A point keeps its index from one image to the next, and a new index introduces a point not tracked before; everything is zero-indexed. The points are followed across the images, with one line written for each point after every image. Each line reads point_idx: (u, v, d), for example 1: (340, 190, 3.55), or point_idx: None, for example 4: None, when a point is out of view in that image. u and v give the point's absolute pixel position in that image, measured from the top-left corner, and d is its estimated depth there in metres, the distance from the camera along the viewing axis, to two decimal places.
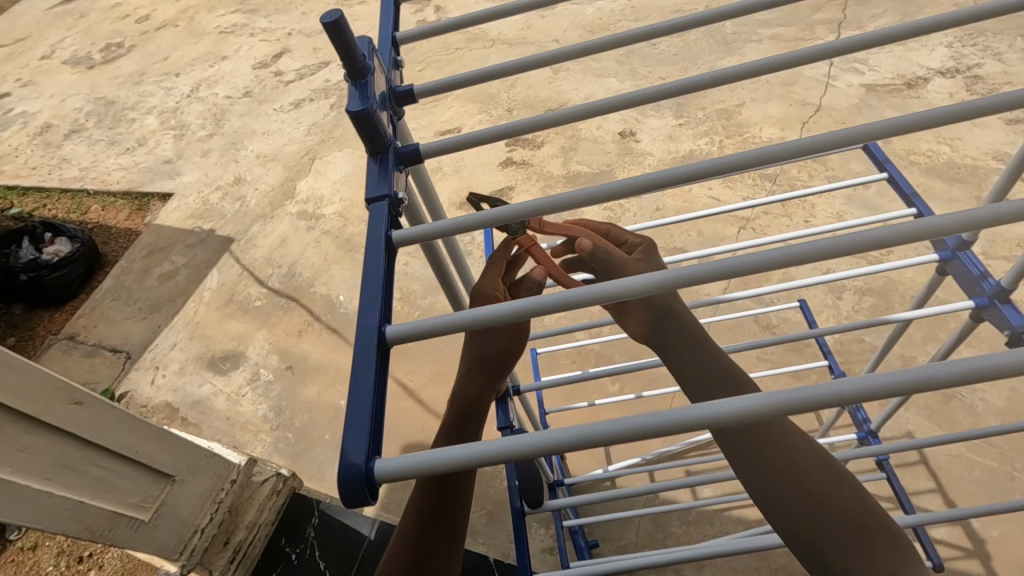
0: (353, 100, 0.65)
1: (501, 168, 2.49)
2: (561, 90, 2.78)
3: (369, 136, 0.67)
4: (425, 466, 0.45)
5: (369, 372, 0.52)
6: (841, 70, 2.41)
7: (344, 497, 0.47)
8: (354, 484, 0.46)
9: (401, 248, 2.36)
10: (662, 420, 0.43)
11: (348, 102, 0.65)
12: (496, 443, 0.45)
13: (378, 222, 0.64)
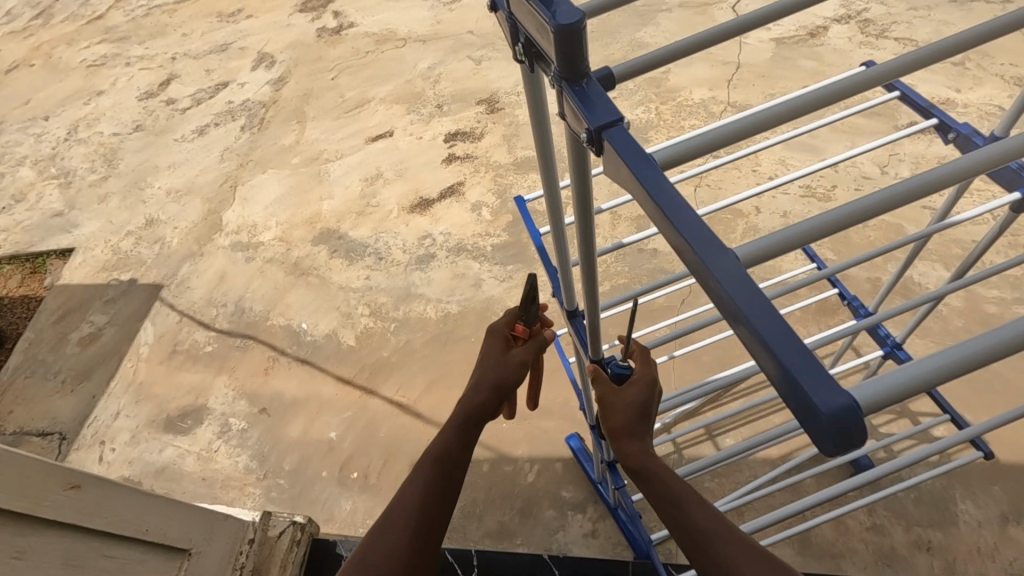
0: (554, 9, 0.47)
1: (446, 165, 2.44)
2: (489, 79, 2.74)
3: (565, 58, 0.49)
4: (888, 393, 0.39)
5: (755, 283, 0.41)
6: (750, 29, 2.56)
7: (829, 447, 0.38)
8: (840, 423, 0.37)
9: (360, 262, 2.23)
10: (902, 384, 0.39)
11: (541, 15, 0.47)
12: (925, 363, 0.40)
13: (630, 150, 0.49)
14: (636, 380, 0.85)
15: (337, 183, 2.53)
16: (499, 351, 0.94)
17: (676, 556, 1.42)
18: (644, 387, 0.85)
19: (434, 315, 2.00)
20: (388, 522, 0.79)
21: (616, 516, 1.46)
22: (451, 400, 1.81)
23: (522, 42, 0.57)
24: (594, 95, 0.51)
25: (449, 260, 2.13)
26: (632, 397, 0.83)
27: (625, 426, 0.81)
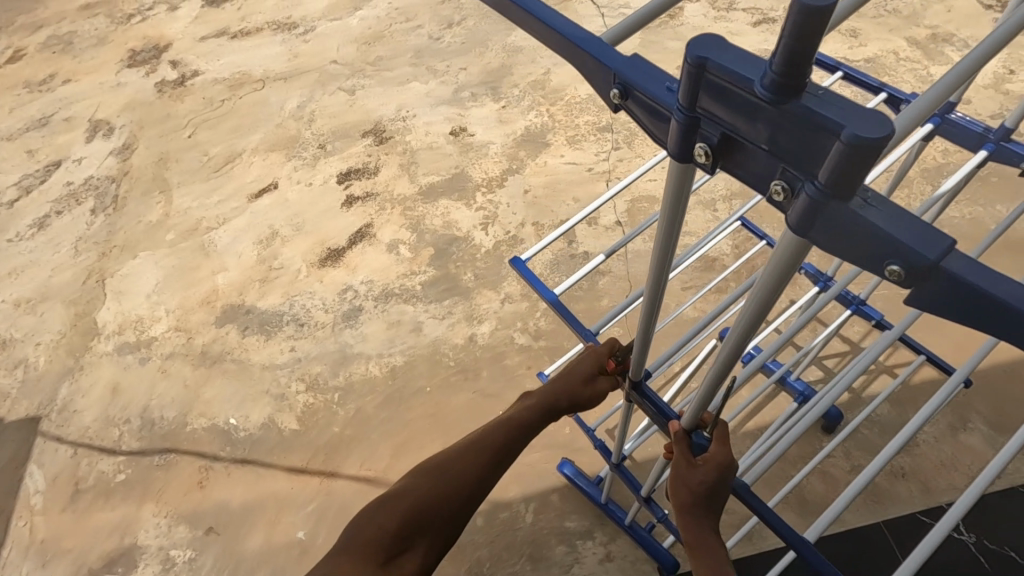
0: (846, 119, 0.39)
1: (347, 209, 2.27)
2: (368, 109, 2.59)
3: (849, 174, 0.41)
4: None
5: None
6: (613, 18, 2.62)
7: None
8: None
9: (279, 334, 2.01)
10: None
11: (835, 128, 0.40)
12: None
13: (962, 268, 0.44)
14: (708, 461, 0.86)
15: (228, 252, 2.27)
16: (582, 369, 1.04)
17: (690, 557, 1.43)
18: (715, 471, 0.86)
19: (379, 373, 1.85)
20: (445, 471, 0.95)
21: (633, 533, 1.42)
22: (423, 459, 1.69)
23: (708, 141, 0.50)
24: (885, 205, 0.43)
25: (379, 309, 1.98)
26: (699, 479, 0.86)
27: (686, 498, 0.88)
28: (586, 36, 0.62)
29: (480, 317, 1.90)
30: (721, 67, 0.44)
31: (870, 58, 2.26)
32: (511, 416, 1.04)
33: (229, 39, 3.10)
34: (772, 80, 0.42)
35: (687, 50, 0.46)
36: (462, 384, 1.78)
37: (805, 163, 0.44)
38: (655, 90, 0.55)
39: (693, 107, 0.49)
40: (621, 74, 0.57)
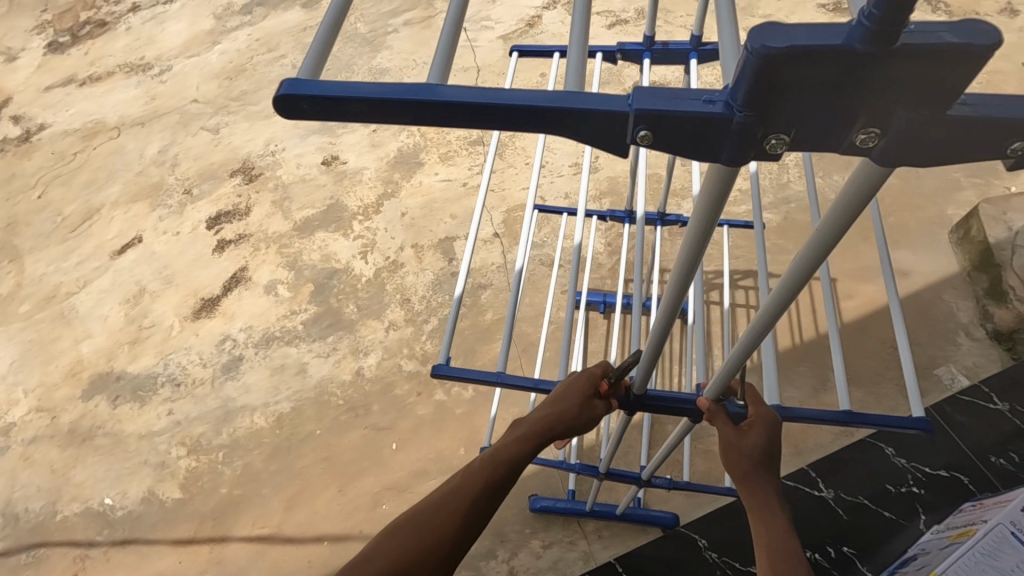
0: (965, 39, 0.31)
1: (219, 254, 2.16)
2: (233, 147, 2.48)
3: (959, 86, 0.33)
4: None
5: None
6: (476, 32, 2.64)
7: None
8: None
9: (154, 398, 1.88)
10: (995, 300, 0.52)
11: (964, 49, 0.31)
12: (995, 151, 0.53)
13: None
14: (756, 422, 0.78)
15: (91, 317, 2.10)
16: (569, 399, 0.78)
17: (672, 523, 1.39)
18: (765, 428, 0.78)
19: (266, 424, 1.76)
20: (413, 527, 0.70)
21: (631, 515, 1.39)
22: (319, 508, 1.62)
23: (775, 134, 0.38)
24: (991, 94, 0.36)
25: (261, 357, 1.89)
26: (753, 441, 0.76)
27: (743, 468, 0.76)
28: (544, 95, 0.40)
29: (367, 349, 1.85)
30: (794, 47, 0.33)
31: None
32: (496, 454, 0.75)
33: (77, 87, 2.88)
34: (870, 31, 0.31)
35: (750, 49, 0.33)
36: (353, 422, 1.73)
37: (906, 100, 0.34)
38: (693, 119, 0.38)
39: (751, 111, 0.36)
40: (646, 113, 0.39)
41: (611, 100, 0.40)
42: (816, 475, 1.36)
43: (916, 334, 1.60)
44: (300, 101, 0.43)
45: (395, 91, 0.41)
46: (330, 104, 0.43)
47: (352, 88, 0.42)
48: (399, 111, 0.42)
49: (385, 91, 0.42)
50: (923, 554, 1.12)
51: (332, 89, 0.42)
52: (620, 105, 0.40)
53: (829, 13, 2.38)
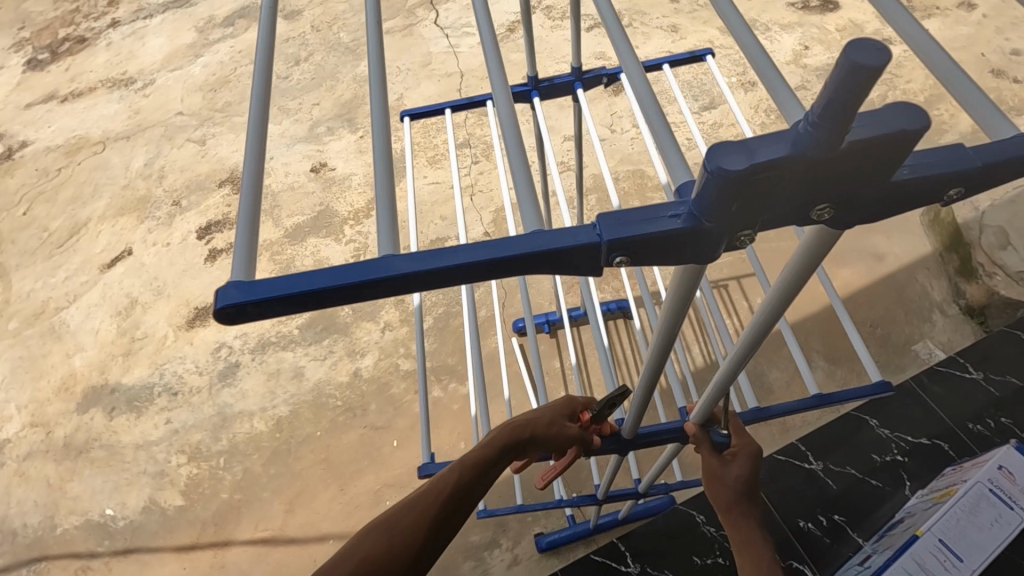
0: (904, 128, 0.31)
1: (210, 264, 2.17)
2: (220, 158, 2.49)
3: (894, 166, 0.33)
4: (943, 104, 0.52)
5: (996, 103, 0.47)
6: (458, 38, 2.69)
7: None
8: None
9: (150, 408, 1.88)
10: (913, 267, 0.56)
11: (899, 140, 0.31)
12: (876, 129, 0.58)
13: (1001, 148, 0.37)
14: (738, 452, 0.79)
15: (83, 330, 2.09)
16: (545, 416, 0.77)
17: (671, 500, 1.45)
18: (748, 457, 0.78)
19: (265, 428, 1.77)
20: (388, 527, 0.67)
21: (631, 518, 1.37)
22: (321, 507, 1.63)
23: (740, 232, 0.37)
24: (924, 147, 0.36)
25: (257, 362, 1.90)
26: (733, 473, 0.78)
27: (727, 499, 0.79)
28: (520, 242, 0.39)
29: (363, 350, 1.87)
30: (749, 168, 0.31)
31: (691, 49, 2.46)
32: (467, 461, 0.73)
33: (59, 103, 2.88)
34: (809, 142, 0.31)
35: (706, 171, 0.32)
36: (352, 422, 1.75)
37: (850, 183, 0.34)
38: (664, 237, 0.37)
39: (713, 223, 0.36)
40: (617, 242, 0.38)
41: (582, 230, 0.39)
42: (805, 448, 1.43)
43: (892, 313, 1.69)
44: (254, 304, 0.40)
45: (362, 275, 0.39)
46: (291, 301, 0.39)
47: (310, 277, 0.39)
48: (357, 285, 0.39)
49: (351, 276, 0.39)
50: (909, 516, 1.17)
51: (289, 285, 0.39)
52: (590, 233, 0.39)
53: (798, 12, 2.47)
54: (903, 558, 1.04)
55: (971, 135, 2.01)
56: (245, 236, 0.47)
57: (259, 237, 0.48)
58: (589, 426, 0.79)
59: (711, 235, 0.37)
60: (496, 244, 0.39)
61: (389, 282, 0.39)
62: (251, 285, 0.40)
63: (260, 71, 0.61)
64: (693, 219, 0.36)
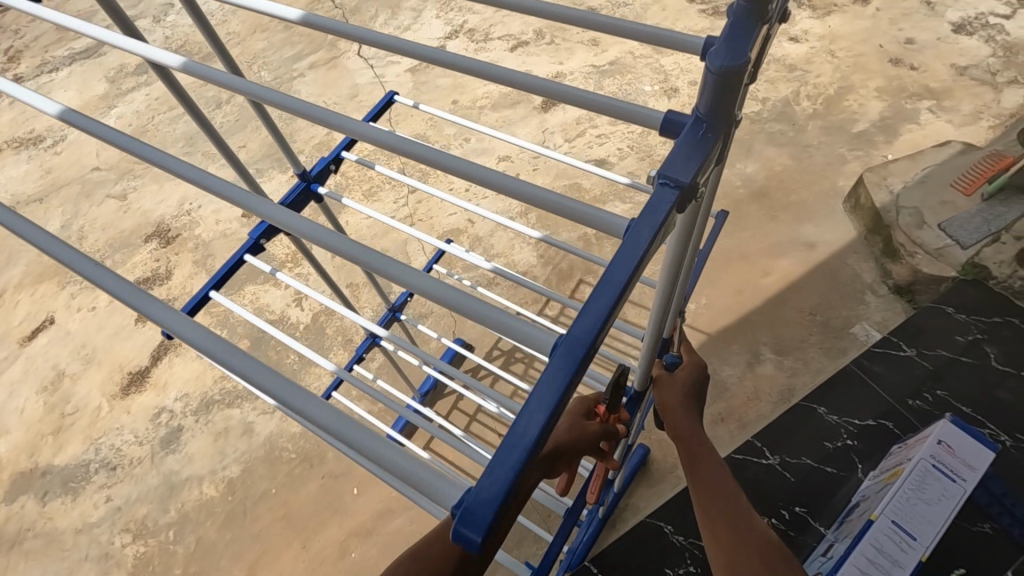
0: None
1: (142, 324, 2.05)
2: (143, 211, 2.36)
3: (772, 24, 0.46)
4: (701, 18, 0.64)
5: None
6: (383, 68, 2.67)
7: None
8: None
9: (88, 487, 1.75)
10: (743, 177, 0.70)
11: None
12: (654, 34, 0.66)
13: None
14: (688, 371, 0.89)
15: (6, 411, 1.94)
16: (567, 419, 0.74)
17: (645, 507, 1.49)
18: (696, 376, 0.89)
19: (216, 492, 1.68)
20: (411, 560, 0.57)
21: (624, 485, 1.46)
22: (284, 568, 1.55)
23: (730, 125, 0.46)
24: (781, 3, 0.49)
25: (202, 423, 1.80)
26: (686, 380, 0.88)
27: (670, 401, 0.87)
28: (629, 252, 0.42)
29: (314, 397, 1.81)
30: (745, 58, 0.41)
31: (613, 61, 2.51)
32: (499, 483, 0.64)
33: None
34: (750, 14, 0.42)
35: (718, 73, 0.40)
36: (309, 474, 1.68)
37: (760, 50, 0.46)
38: (702, 156, 0.44)
39: (724, 124, 0.45)
40: (686, 177, 0.43)
41: (661, 196, 0.43)
42: (761, 444, 1.47)
43: (829, 298, 1.77)
44: (506, 503, 0.36)
45: (563, 376, 0.38)
46: (524, 469, 0.36)
47: (522, 426, 0.37)
48: (558, 374, 0.38)
49: (554, 397, 0.38)
50: (864, 500, 1.21)
51: (515, 460, 0.36)
52: (667, 194, 0.44)
53: (709, 18, 2.57)
54: (861, 544, 1.06)
55: (879, 122, 2.13)
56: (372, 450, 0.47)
57: (364, 424, 0.48)
58: (609, 416, 0.78)
59: (724, 128, 0.45)
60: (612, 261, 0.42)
61: (580, 363, 0.39)
62: (477, 501, 0.36)
63: (155, 322, 0.59)
64: (709, 125, 0.45)
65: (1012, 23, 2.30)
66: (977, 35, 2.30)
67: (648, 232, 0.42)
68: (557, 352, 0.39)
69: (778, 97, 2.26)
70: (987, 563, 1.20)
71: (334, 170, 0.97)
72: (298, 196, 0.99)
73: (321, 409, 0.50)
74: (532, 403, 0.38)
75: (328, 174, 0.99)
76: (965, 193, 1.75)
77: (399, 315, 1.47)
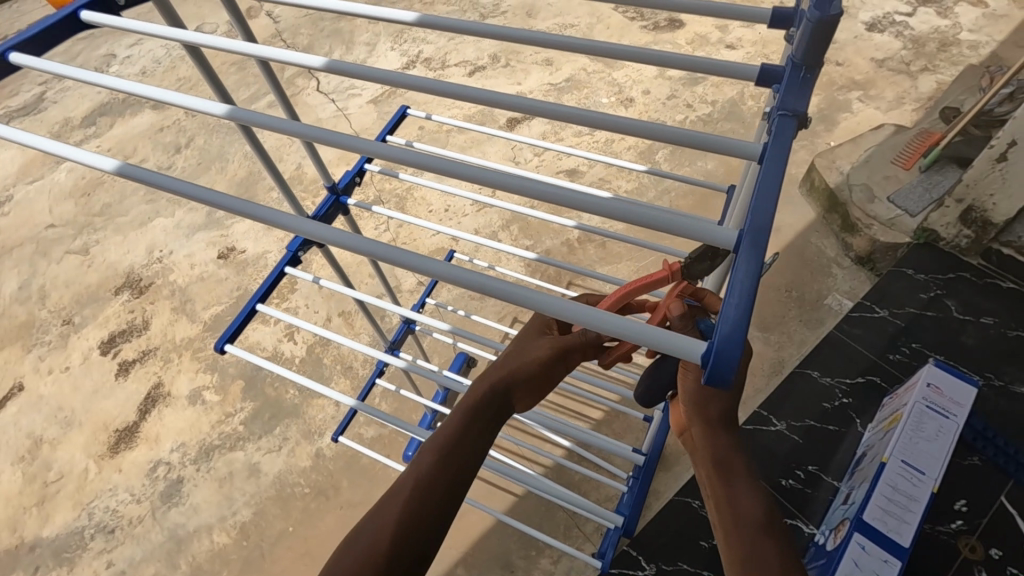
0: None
1: (124, 378, 1.96)
2: (109, 263, 2.27)
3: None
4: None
5: None
6: (345, 101, 2.70)
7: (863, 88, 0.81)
8: None
9: (85, 556, 1.65)
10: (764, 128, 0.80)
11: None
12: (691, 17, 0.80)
13: None
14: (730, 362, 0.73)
15: None
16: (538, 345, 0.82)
17: (665, 490, 1.55)
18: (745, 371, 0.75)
19: (229, 539, 1.62)
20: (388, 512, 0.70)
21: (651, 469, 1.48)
22: None
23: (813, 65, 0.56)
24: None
25: (204, 472, 1.74)
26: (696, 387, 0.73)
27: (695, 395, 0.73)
28: (775, 166, 0.52)
29: (320, 429, 1.78)
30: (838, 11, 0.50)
31: (568, 78, 2.64)
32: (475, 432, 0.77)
33: None
34: None
35: (819, 22, 0.50)
36: (325, 506, 1.64)
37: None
38: (802, 98, 0.55)
39: (813, 68, 0.55)
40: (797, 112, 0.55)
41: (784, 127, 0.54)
42: (767, 413, 1.55)
43: (800, 275, 1.91)
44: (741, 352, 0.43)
45: (757, 259, 0.46)
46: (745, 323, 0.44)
47: (739, 292, 0.45)
48: (753, 255, 0.47)
49: (753, 272, 0.46)
50: (871, 449, 1.30)
51: (740, 326, 0.43)
52: (786, 124, 0.55)
53: (652, 32, 2.75)
54: (880, 486, 1.15)
55: (817, 114, 2.33)
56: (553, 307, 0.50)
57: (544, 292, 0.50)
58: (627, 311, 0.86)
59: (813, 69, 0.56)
60: (765, 171, 0.51)
61: (768, 245, 0.47)
62: (725, 345, 0.43)
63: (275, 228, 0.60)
64: (805, 70, 0.55)
65: (915, 19, 2.59)
66: (888, 32, 2.56)
67: (779, 153, 0.52)
68: (747, 243, 0.47)
69: (725, 99, 2.44)
70: (983, 491, 1.33)
71: (359, 182, 1.02)
72: (326, 211, 1.01)
73: (464, 273, 0.53)
74: (738, 279, 0.46)
75: (355, 185, 1.02)
76: (904, 168, 1.94)
77: (413, 326, 1.46)
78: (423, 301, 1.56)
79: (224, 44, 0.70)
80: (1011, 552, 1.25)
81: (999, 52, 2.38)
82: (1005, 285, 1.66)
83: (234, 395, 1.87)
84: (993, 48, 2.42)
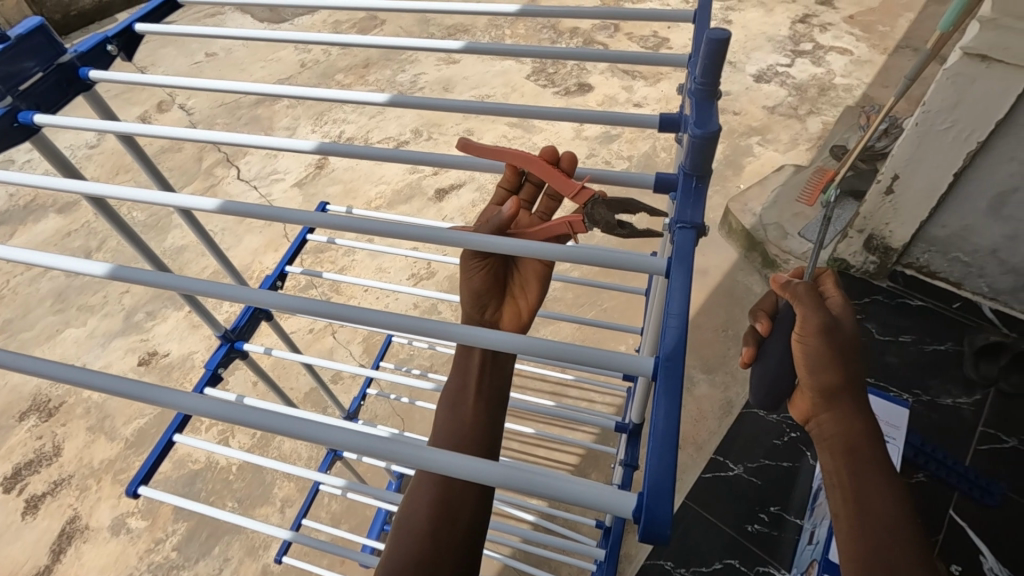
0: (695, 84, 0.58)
1: (32, 517, 1.74)
2: (9, 386, 2.05)
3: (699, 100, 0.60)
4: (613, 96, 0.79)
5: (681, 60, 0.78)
6: (267, 186, 2.66)
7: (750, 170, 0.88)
8: None
9: None
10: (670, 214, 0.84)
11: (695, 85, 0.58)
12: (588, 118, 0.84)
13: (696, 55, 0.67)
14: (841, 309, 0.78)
15: None
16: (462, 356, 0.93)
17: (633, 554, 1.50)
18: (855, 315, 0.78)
19: None
20: (406, 535, 0.72)
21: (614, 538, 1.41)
22: None
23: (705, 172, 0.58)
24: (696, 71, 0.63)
25: None
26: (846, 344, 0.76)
27: (819, 367, 0.76)
28: (681, 282, 0.52)
29: (264, 543, 1.63)
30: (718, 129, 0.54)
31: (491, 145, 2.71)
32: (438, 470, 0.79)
33: None
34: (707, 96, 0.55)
35: (703, 137, 0.53)
36: None
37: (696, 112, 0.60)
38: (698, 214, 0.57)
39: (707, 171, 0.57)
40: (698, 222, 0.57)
41: (685, 235, 0.56)
42: (722, 458, 1.56)
43: (733, 314, 1.98)
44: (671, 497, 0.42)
45: (672, 391, 0.47)
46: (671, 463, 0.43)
47: (659, 426, 0.45)
48: (667, 382, 0.48)
49: (672, 404, 0.46)
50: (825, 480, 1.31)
51: (667, 476, 0.43)
52: (687, 235, 0.56)
53: (564, 95, 2.88)
54: None
55: (725, 160, 2.50)
56: (472, 469, 0.45)
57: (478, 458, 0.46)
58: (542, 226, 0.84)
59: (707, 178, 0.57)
60: (670, 286, 0.52)
61: (682, 370, 0.48)
62: (655, 499, 0.42)
63: (159, 401, 0.52)
64: (699, 179, 0.58)
65: (795, 69, 2.87)
66: (773, 82, 2.82)
67: (681, 271, 0.53)
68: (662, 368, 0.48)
69: (639, 153, 2.59)
70: (933, 507, 1.38)
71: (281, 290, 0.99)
72: (247, 321, 0.97)
73: (376, 438, 0.47)
74: (658, 415, 0.46)
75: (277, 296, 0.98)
76: (808, 205, 2.09)
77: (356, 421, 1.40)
78: (363, 393, 1.49)
79: (124, 191, 0.67)
80: (967, 565, 1.29)
81: (870, 94, 2.67)
82: (915, 302, 1.78)
83: (165, 517, 1.70)
84: (864, 90, 2.71)
